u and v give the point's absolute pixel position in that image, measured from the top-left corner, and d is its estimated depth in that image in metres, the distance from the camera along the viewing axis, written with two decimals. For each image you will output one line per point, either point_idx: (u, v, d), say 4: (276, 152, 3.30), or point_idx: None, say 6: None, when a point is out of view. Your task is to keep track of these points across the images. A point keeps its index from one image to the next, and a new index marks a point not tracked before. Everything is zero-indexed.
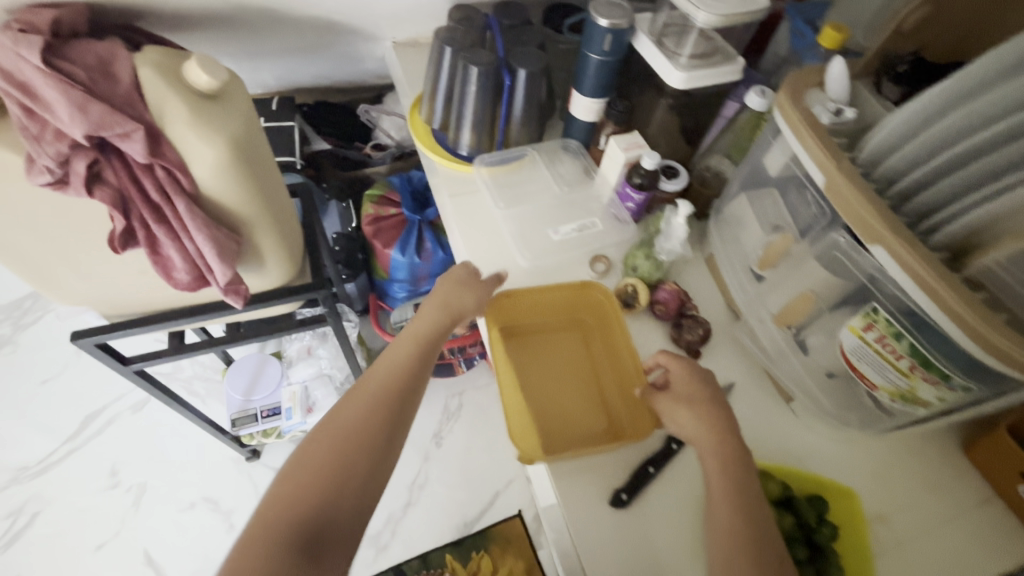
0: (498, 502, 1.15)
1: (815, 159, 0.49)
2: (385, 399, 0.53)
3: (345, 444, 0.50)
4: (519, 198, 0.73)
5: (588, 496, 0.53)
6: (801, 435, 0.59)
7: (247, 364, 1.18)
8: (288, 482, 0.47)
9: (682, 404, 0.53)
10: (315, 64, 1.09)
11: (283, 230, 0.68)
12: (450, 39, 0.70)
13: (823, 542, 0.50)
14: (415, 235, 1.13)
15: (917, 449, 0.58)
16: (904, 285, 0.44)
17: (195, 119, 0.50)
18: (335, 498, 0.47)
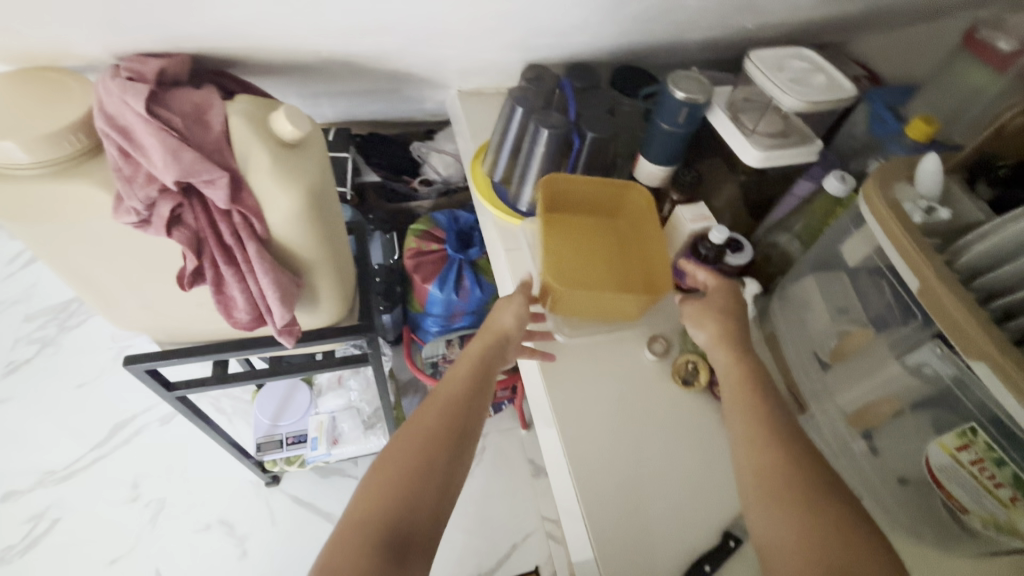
0: (515, 556, 1.10)
1: (908, 260, 0.46)
2: (452, 410, 0.53)
3: (421, 450, 0.49)
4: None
5: (606, 481, 0.55)
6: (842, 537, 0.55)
7: (277, 389, 1.20)
8: (375, 482, 0.47)
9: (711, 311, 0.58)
10: (377, 102, 1.12)
11: (341, 273, 0.69)
12: (522, 101, 0.71)
13: None
14: (454, 273, 1.13)
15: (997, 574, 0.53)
16: (1013, 411, 0.40)
17: (276, 168, 0.51)
18: (412, 506, 0.46)
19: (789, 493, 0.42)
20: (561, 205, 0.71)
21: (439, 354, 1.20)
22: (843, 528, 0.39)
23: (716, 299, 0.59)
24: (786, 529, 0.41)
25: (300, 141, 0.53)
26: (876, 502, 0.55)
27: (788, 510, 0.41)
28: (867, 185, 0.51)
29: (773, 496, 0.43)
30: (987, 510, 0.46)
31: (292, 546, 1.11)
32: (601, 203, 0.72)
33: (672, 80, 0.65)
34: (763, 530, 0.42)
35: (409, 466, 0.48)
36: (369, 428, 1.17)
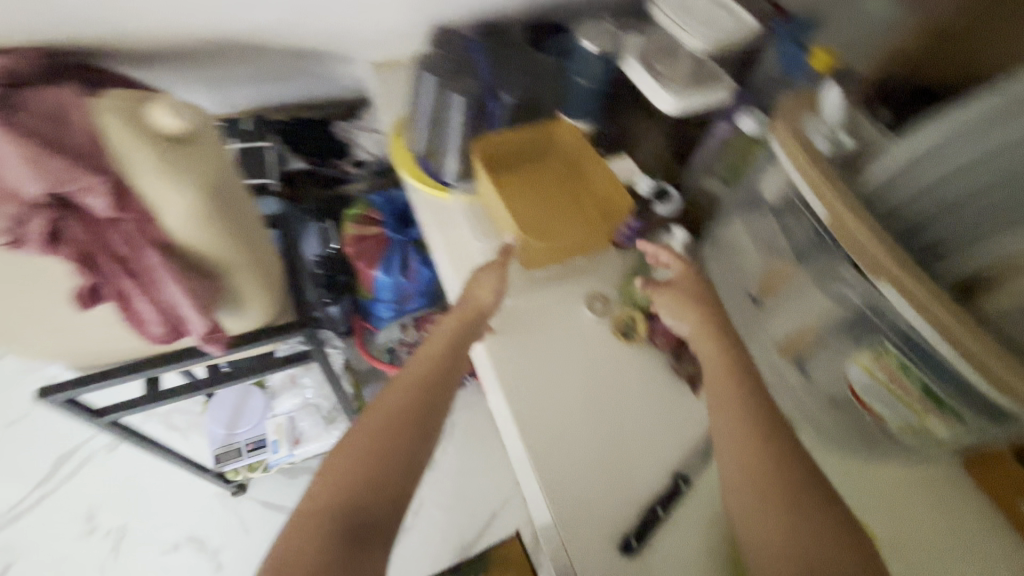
0: (496, 523, 1.13)
1: (818, 191, 0.47)
2: (420, 392, 0.52)
3: (384, 433, 0.48)
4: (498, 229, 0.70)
5: (568, 449, 0.56)
6: None
7: (228, 398, 1.16)
8: (335, 468, 0.46)
9: (686, 301, 0.58)
10: (287, 82, 1.05)
11: (264, 271, 0.65)
12: (431, 66, 0.67)
13: None
14: (400, 256, 1.07)
15: (924, 469, 0.58)
16: (916, 322, 0.43)
17: (162, 167, 0.47)
18: (373, 491, 0.45)
19: (777, 494, 0.46)
20: (500, 164, 0.70)
21: (394, 340, 1.21)
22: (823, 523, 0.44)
23: (687, 287, 0.59)
24: (771, 526, 0.45)
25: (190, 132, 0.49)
26: (812, 423, 0.58)
27: (776, 507, 0.45)
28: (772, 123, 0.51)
29: (765, 498, 0.46)
30: (902, 415, 0.50)
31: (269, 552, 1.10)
32: (534, 149, 0.72)
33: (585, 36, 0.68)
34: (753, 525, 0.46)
35: (371, 451, 0.47)
36: (330, 423, 1.15)
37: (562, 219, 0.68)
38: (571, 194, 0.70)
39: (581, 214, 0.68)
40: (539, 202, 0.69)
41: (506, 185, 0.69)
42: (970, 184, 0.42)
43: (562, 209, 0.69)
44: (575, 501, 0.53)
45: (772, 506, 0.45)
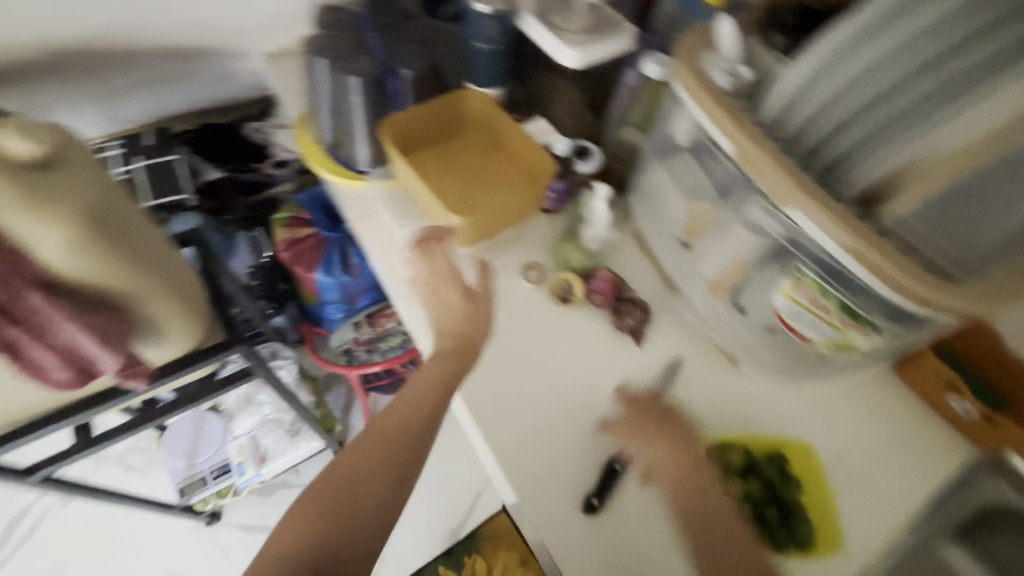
0: (481, 501, 1.13)
1: (724, 128, 0.47)
2: (406, 425, 0.55)
3: (365, 460, 0.53)
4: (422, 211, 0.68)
5: (533, 441, 0.54)
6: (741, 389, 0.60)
7: (183, 427, 1.10)
8: (320, 485, 0.51)
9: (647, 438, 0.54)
10: (179, 84, 0.93)
11: (179, 297, 0.61)
12: (320, 54, 0.63)
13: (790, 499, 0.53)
14: (339, 254, 0.99)
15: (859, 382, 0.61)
16: (826, 244, 0.44)
17: (19, 201, 0.42)
18: (350, 509, 0.50)
19: None
20: (412, 145, 0.67)
21: (348, 342, 1.12)
22: None
23: (647, 422, 0.55)
24: None
25: (49, 160, 0.45)
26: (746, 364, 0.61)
27: None
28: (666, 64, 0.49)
29: None
30: (828, 334, 0.51)
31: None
32: (447, 123, 0.68)
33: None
34: None
35: (341, 493, 0.51)
36: (295, 436, 1.10)
37: (489, 191, 0.64)
38: (492, 162, 0.67)
39: (506, 181, 0.65)
40: (462, 177, 0.66)
41: (425, 166, 0.66)
42: (871, 91, 0.43)
43: (488, 181, 0.65)
44: (535, 481, 0.53)
45: None
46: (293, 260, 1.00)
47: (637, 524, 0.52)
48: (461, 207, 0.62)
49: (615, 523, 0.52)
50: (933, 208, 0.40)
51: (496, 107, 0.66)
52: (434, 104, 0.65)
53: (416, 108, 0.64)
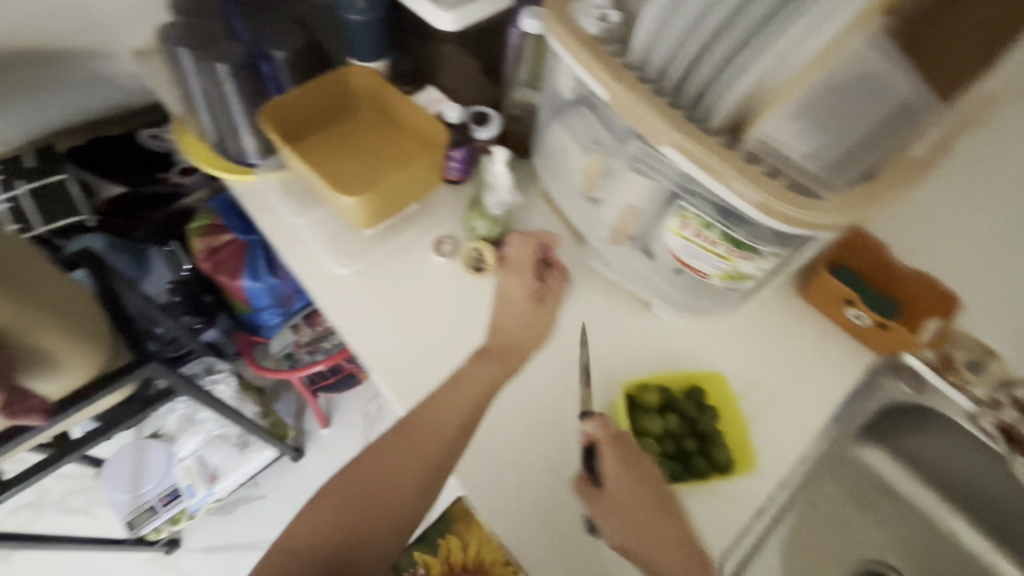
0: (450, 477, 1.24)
1: (601, 79, 0.59)
2: (432, 440, 0.69)
3: (388, 470, 0.67)
4: (318, 207, 0.91)
5: (520, 421, 0.78)
6: (663, 329, 0.88)
7: (126, 462, 1.22)
8: (349, 483, 0.66)
9: (623, 498, 0.63)
10: (57, 90, 1.17)
11: (67, 340, 0.82)
12: (216, 57, 0.82)
13: (705, 426, 0.78)
14: (260, 259, 1.16)
15: (766, 318, 0.91)
16: (696, 169, 0.57)
17: None
18: (370, 510, 0.64)
19: None
20: (299, 129, 0.91)
21: (290, 344, 1.31)
22: None
23: (627, 479, 0.64)
24: None
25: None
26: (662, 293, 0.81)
27: None
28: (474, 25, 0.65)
29: None
30: (721, 266, 0.65)
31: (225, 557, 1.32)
32: (333, 105, 0.93)
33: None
34: None
35: (351, 507, 0.64)
36: (244, 448, 1.28)
37: (381, 165, 0.90)
38: (385, 137, 0.93)
39: (390, 150, 0.92)
40: (356, 153, 0.91)
41: (321, 149, 0.91)
42: (711, 27, 0.56)
43: (380, 155, 0.91)
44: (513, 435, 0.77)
45: None
46: (216, 267, 1.16)
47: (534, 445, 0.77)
48: (356, 181, 0.87)
49: (516, 440, 0.77)
50: (796, 118, 0.54)
51: (385, 87, 0.90)
52: (314, 87, 0.88)
53: (299, 91, 0.87)
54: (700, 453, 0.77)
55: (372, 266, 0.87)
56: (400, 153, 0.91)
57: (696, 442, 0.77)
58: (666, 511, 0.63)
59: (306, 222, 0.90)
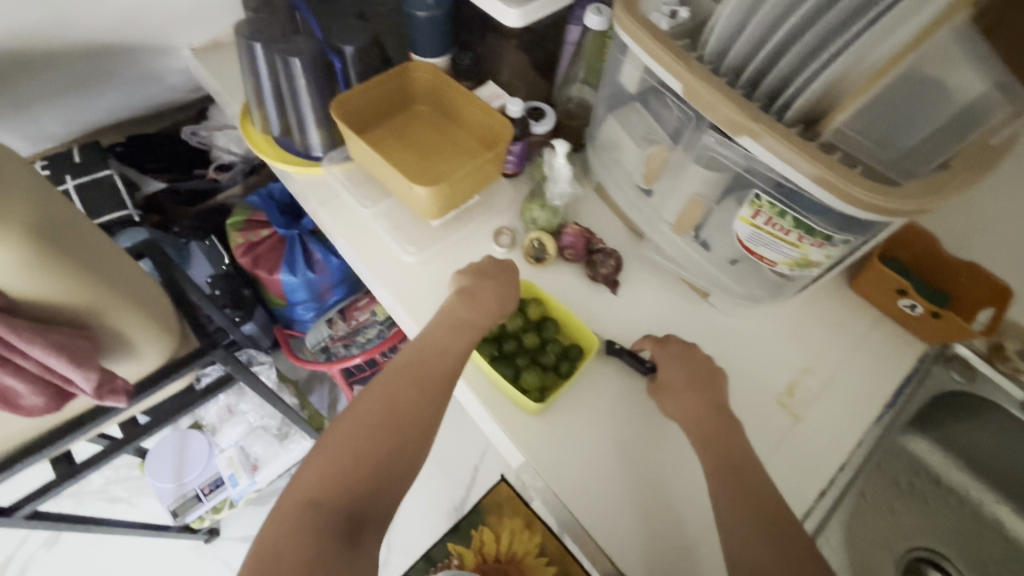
0: (479, 476, 1.32)
1: (926, 181, 0.53)
2: (439, 382, 0.67)
3: (396, 408, 0.64)
4: (493, 194, 0.87)
5: (645, 466, 0.70)
6: (823, 440, 0.74)
7: (169, 454, 1.39)
8: (357, 432, 0.62)
9: (674, 360, 0.71)
10: (129, 84, 1.21)
11: (147, 313, 0.80)
12: (340, 40, 0.79)
13: (548, 358, 0.74)
14: (299, 252, 1.28)
15: (876, 498, 0.87)
16: None
17: (42, 266, 0.62)
18: (383, 462, 0.61)
19: (732, 443, 0.64)
20: (371, 117, 0.84)
21: (325, 339, 1.39)
22: (738, 440, 0.65)
23: (673, 347, 0.72)
24: (743, 466, 0.62)
25: (89, 242, 0.69)
26: (829, 432, 0.74)
27: (733, 445, 0.64)
28: (767, 101, 0.59)
29: (729, 465, 0.62)
30: (789, 255, 0.65)
31: (290, 458, 1.42)
32: (401, 95, 0.87)
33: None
34: (718, 459, 0.63)
35: (359, 460, 0.60)
36: (283, 438, 1.43)
37: (442, 159, 0.84)
38: (456, 137, 0.86)
39: (459, 150, 0.85)
40: (420, 147, 0.85)
41: (386, 135, 0.85)
42: None
43: (446, 151, 0.85)
44: (632, 491, 0.68)
45: (744, 456, 0.63)
46: (256, 261, 1.29)
47: (652, 475, 0.69)
48: (418, 176, 0.81)
49: (635, 497, 0.67)
50: None
51: (453, 84, 0.83)
52: (383, 80, 0.82)
53: (375, 79, 0.81)
54: (529, 364, 0.73)
55: (451, 235, 0.83)
56: (604, 164, 0.86)
57: (528, 359, 0.74)
58: (711, 365, 0.71)
59: (376, 210, 0.84)
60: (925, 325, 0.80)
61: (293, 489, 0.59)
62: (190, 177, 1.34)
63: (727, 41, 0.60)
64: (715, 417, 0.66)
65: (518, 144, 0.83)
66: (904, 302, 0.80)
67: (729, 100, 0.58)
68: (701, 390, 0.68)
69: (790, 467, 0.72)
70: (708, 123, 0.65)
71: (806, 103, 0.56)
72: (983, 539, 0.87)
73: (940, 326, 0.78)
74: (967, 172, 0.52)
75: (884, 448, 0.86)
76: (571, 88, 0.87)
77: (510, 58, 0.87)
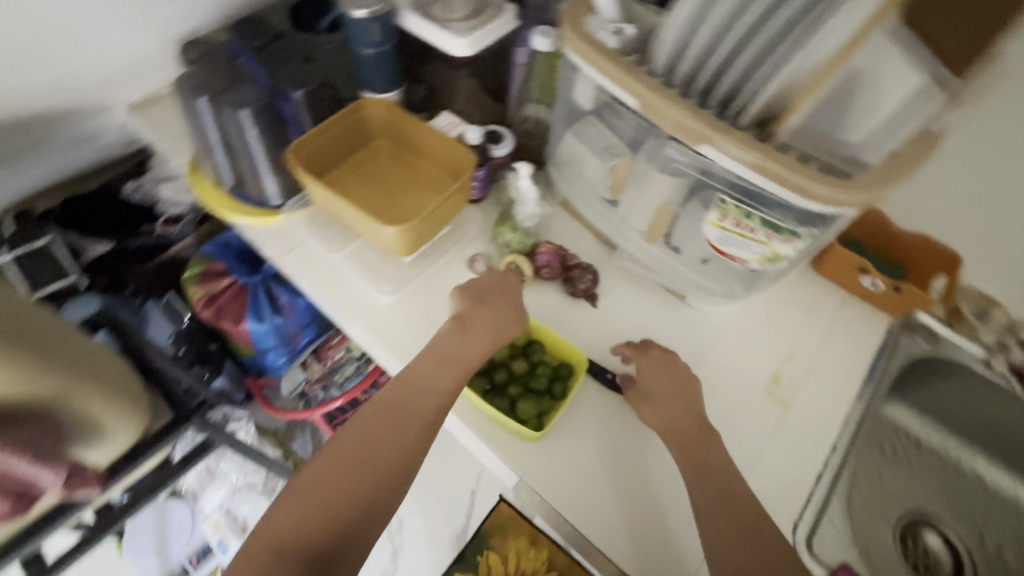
0: (477, 501, 1.25)
1: (875, 173, 0.56)
2: (421, 422, 0.65)
3: (372, 449, 0.63)
4: (462, 221, 0.87)
5: (649, 476, 0.70)
6: (812, 424, 0.76)
7: (149, 529, 1.32)
8: (331, 476, 0.61)
9: (657, 365, 0.71)
10: (62, 147, 1.15)
11: (111, 392, 0.75)
12: (289, 86, 0.77)
13: (540, 383, 0.73)
14: (262, 299, 1.23)
15: (867, 469, 0.90)
16: None
17: None
18: (356, 507, 0.60)
19: (700, 445, 0.65)
20: (330, 159, 0.83)
21: (301, 384, 1.34)
22: (710, 440, 0.66)
23: (653, 352, 0.72)
24: (722, 464, 0.64)
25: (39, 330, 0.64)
26: (816, 415, 0.77)
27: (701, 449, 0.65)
28: (720, 108, 0.61)
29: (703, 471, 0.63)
30: (759, 252, 0.67)
31: None
32: (358, 133, 0.85)
33: (443, 26, 0.77)
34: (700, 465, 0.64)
35: (330, 505, 0.60)
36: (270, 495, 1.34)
37: (405, 194, 0.83)
38: (418, 169, 0.85)
39: (423, 182, 0.84)
40: (382, 183, 0.84)
41: (346, 176, 0.84)
42: None
43: (410, 185, 0.84)
44: (640, 504, 0.68)
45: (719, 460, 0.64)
46: (218, 313, 1.22)
47: (658, 483, 0.70)
48: (386, 214, 0.80)
49: (643, 510, 0.68)
50: None
51: (409, 117, 0.82)
52: (337, 120, 0.80)
53: (328, 121, 0.79)
54: (523, 393, 0.72)
55: (425, 268, 0.82)
56: (567, 180, 0.87)
57: (520, 388, 0.73)
58: (682, 368, 0.71)
59: (346, 252, 0.82)
60: (887, 300, 0.85)
61: (263, 535, 0.58)
62: (137, 234, 1.26)
63: (675, 56, 0.62)
64: (693, 420, 0.67)
65: (480, 170, 0.84)
66: (867, 280, 0.84)
67: (687, 114, 0.59)
68: (677, 395, 0.68)
69: (786, 455, 0.73)
70: (667, 135, 0.67)
71: (757, 107, 0.58)
72: (969, 494, 0.91)
73: (902, 300, 0.83)
74: (909, 160, 0.56)
75: (868, 420, 0.89)
76: (526, 109, 0.88)
77: (463, 86, 0.87)
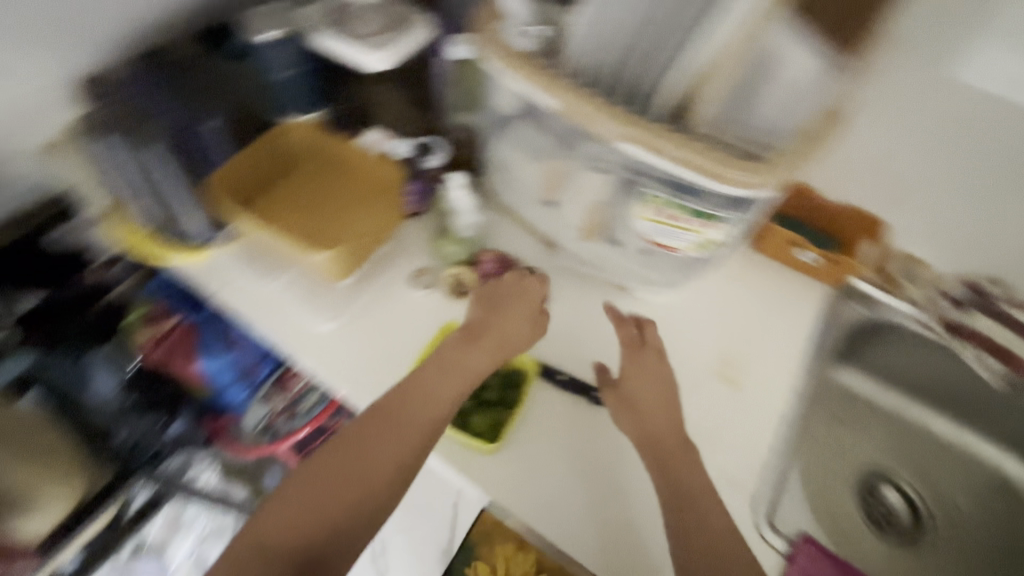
0: (458, 519, 1.07)
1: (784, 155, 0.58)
2: (421, 431, 0.62)
3: (365, 457, 0.60)
4: (401, 237, 0.85)
5: (610, 473, 0.70)
6: (763, 400, 0.78)
7: None
8: (319, 482, 0.59)
9: (656, 358, 0.70)
10: None
11: None
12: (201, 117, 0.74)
13: (489, 394, 0.74)
14: (215, 332, 1.07)
15: (822, 434, 0.93)
16: None
17: None
18: (344, 515, 0.58)
19: (674, 445, 0.64)
20: (255, 189, 0.82)
21: (265, 418, 1.16)
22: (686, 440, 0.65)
23: (653, 344, 0.71)
24: (695, 467, 0.63)
25: None
26: (766, 391, 0.79)
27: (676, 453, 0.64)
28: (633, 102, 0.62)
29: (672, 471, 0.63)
30: (690, 240, 0.69)
31: None
32: (284, 159, 0.84)
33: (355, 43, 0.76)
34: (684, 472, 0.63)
35: (315, 512, 0.58)
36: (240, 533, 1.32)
37: (340, 212, 0.81)
38: (350, 188, 0.84)
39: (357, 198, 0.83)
40: (314, 204, 0.82)
41: (276, 202, 0.82)
42: None
43: (346, 201, 0.82)
44: (603, 501, 0.68)
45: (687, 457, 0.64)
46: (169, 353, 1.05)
47: (619, 478, 0.70)
48: (323, 234, 0.78)
49: (606, 506, 0.68)
50: None
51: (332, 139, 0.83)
52: (256, 149, 0.80)
53: (245, 153, 0.79)
54: (476, 405, 0.73)
55: (366, 289, 0.80)
56: (504, 186, 0.86)
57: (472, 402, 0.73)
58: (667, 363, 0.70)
59: (282, 281, 0.80)
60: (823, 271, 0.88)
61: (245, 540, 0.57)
62: None
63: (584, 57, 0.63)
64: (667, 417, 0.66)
65: (414, 184, 0.84)
66: (802, 254, 0.87)
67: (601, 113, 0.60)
68: (660, 393, 0.67)
69: (741, 434, 0.75)
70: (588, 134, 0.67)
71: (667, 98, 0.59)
72: (920, 446, 0.96)
73: (837, 270, 0.86)
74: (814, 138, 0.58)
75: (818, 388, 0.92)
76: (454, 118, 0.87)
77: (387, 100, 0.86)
